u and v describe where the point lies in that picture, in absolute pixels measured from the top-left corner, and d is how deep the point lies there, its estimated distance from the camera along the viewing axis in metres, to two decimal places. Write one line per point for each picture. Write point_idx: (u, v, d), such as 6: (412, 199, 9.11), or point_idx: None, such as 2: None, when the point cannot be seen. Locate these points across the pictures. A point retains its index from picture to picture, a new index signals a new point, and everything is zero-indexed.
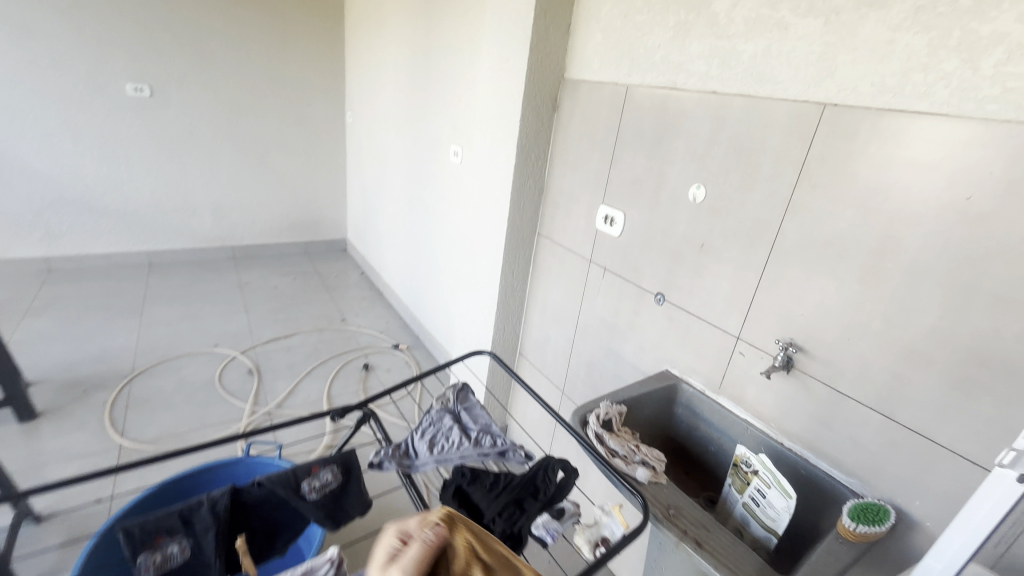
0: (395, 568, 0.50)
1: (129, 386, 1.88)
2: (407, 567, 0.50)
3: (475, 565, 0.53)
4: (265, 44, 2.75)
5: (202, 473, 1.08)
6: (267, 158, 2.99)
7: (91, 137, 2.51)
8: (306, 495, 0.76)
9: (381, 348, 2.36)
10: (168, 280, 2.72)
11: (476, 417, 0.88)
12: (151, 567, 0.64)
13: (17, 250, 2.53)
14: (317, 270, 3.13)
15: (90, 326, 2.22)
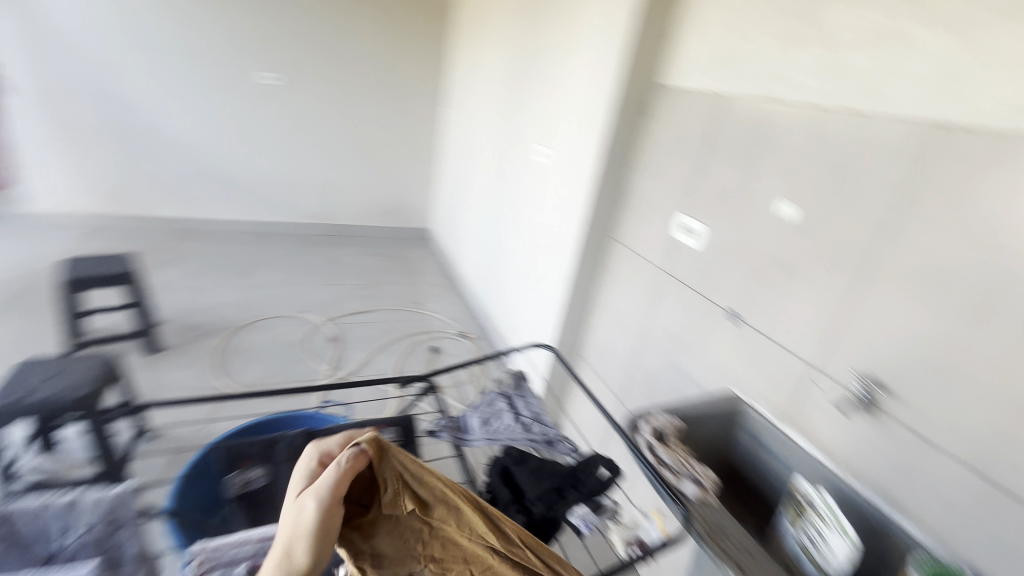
0: (314, 493, 0.59)
1: (232, 336, 2.13)
2: (324, 492, 0.59)
3: (399, 493, 0.62)
4: (379, 41, 2.97)
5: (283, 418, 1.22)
6: (368, 146, 3.23)
7: (228, 117, 2.87)
8: None
9: (449, 334, 2.47)
10: (273, 249, 3.03)
11: (529, 406, 0.91)
12: (236, 484, 0.77)
13: (160, 210, 2.95)
14: (400, 255, 3.32)
15: (208, 281, 2.54)
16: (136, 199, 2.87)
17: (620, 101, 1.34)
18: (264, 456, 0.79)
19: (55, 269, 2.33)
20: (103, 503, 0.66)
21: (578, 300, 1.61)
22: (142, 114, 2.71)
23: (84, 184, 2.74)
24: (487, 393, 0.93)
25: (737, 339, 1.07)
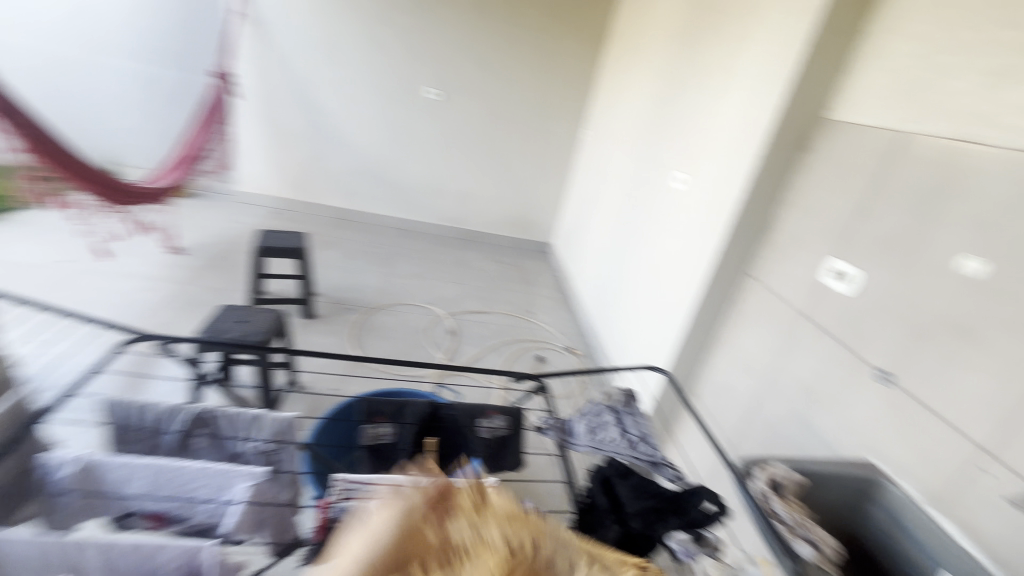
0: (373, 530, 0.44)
1: (369, 316, 2.41)
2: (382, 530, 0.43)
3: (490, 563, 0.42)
4: (532, 64, 3.18)
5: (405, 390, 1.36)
6: (507, 160, 3.45)
7: (394, 125, 3.27)
8: (479, 432, 0.90)
9: (557, 347, 2.51)
10: (411, 244, 3.36)
11: (637, 425, 0.90)
12: (368, 435, 0.88)
13: (328, 200, 3.45)
14: (520, 265, 3.47)
15: (356, 265, 2.90)
16: (312, 189, 3.39)
17: (777, 133, 1.28)
18: (396, 415, 0.89)
19: (249, 239, 2.85)
20: (274, 425, 0.79)
21: (699, 333, 1.54)
22: (330, 118, 3.21)
23: (278, 173, 3.31)
24: (596, 402, 0.94)
25: (885, 402, 0.95)
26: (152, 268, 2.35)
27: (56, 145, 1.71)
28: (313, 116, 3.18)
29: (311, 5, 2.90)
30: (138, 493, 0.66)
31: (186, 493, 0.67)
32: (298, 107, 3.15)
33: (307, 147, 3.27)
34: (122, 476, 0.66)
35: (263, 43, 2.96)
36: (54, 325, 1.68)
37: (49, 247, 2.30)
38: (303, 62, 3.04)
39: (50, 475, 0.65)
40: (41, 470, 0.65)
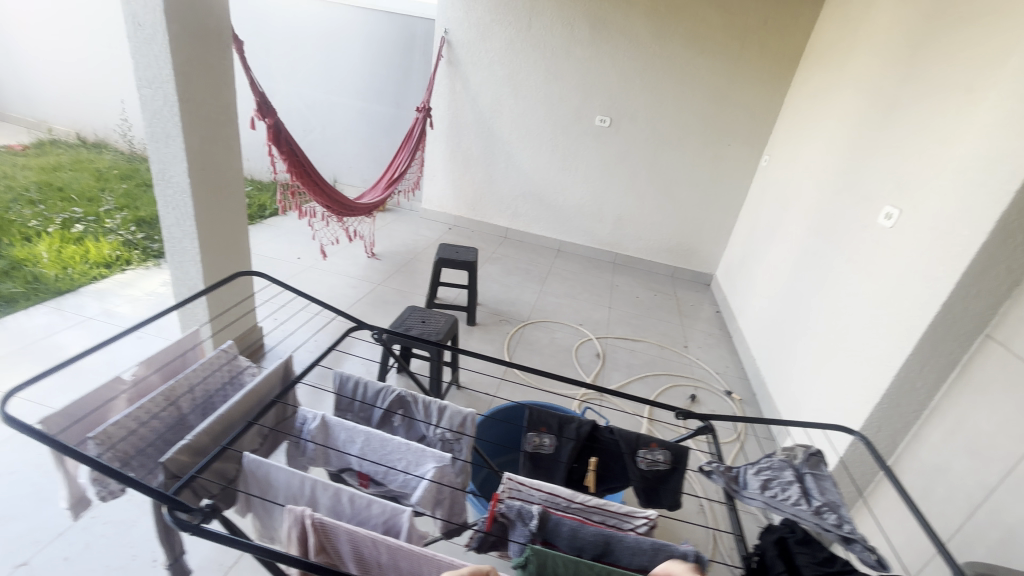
0: None
1: (522, 329, 2.55)
2: None
3: None
4: (710, 89, 3.06)
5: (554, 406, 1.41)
6: (672, 187, 3.35)
7: (562, 152, 3.43)
8: (639, 461, 0.89)
9: (713, 389, 2.33)
10: (567, 265, 3.47)
11: (825, 490, 0.78)
12: (531, 442, 0.93)
13: (494, 219, 3.75)
14: (677, 295, 3.33)
15: (515, 280, 3.10)
16: (483, 209, 3.73)
17: None
18: (558, 428, 0.93)
19: (427, 250, 3.25)
20: (455, 417, 0.89)
21: (906, 398, 1.29)
22: (504, 145, 3.50)
23: (456, 193, 3.73)
24: (772, 454, 0.85)
25: None
26: (356, 269, 2.83)
27: (308, 168, 2.17)
28: (491, 143, 3.51)
29: (500, 46, 3.23)
30: (355, 455, 0.81)
31: (388, 461, 0.80)
32: (479, 135, 3.50)
33: (483, 171, 3.61)
34: (346, 438, 0.81)
35: (457, 80, 3.38)
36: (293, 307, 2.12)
37: (290, 247, 2.93)
38: (487, 95, 3.38)
39: (302, 427, 0.83)
40: (297, 422, 0.84)
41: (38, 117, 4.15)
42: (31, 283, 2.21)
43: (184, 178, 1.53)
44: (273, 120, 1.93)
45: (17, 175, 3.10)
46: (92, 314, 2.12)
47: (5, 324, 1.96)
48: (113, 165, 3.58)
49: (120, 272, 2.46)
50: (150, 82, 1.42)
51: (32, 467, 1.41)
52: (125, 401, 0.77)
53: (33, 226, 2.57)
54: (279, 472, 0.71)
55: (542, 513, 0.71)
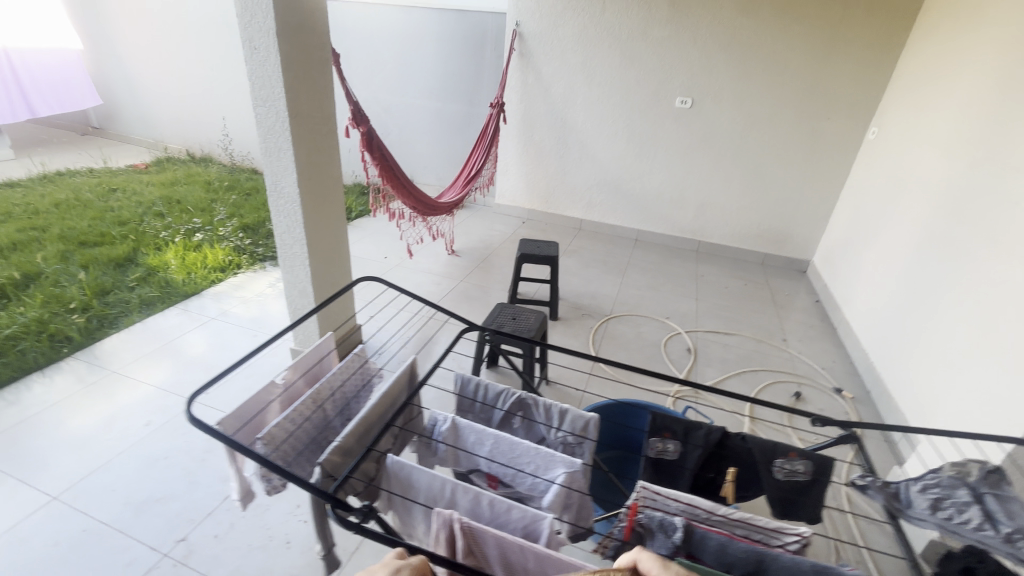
0: None
1: (607, 323, 2.50)
2: None
3: None
4: (806, 58, 2.80)
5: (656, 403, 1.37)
6: (762, 167, 3.12)
7: (639, 138, 3.30)
8: (776, 471, 0.84)
9: (820, 386, 2.17)
10: (647, 255, 3.35)
11: (1013, 511, 0.68)
12: (654, 448, 0.90)
13: (569, 211, 3.70)
14: (769, 284, 3.11)
15: (594, 273, 3.04)
16: (557, 201, 3.69)
17: None
18: (683, 433, 0.89)
19: (505, 245, 3.28)
20: (576, 420, 0.88)
21: None
22: (579, 135, 3.43)
23: (530, 187, 3.71)
24: (937, 468, 0.76)
25: None
26: (438, 266, 2.91)
27: (397, 171, 2.25)
28: (564, 134, 3.46)
29: (572, 33, 3.16)
30: (485, 457, 0.82)
31: (516, 464, 0.81)
32: (552, 127, 3.46)
33: (557, 163, 3.57)
34: (475, 440, 0.83)
35: (529, 73, 3.35)
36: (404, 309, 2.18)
37: (377, 247, 3.07)
38: (560, 85, 3.33)
39: (432, 428, 0.86)
40: (427, 424, 0.86)
41: (156, 137, 4.65)
42: (164, 287, 2.49)
43: (294, 188, 1.64)
44: (366, 127, 2.02)
45: (144, 190, 3.50)
46: (213, 315, 2.35)
47: (147, 325, 2.23)
48: (219, 177, 3.94)
49: (233, 275, 2.70)
50: (264, 100, 1.53)
51: (182, 452, 1.59)
52: (279, 403, 0.83)
53: (162, 236, 2.89)
54: (421, 473, 0.73)
55: (686, 526, 0.69)
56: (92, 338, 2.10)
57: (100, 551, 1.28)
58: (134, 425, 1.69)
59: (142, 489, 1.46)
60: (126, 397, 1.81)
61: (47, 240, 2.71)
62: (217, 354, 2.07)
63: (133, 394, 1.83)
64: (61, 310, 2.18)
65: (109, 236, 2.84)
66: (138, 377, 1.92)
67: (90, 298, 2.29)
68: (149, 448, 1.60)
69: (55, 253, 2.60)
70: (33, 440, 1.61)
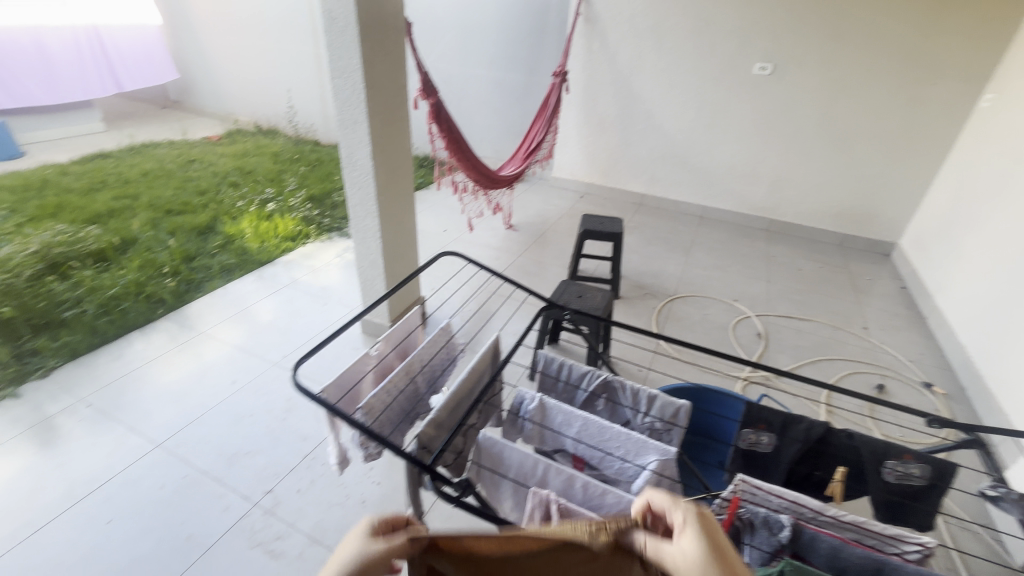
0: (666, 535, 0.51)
1: (671, 304, 2.42)
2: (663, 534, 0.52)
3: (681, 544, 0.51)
4: (911, 15, 2.50)
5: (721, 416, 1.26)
6: (848, 139, 2.86)
7: (710, 107, 3.10)
8: (886, 474, 0.78)
9: (907, 379, 2.01)
10: (712, 233, 3.19)
11: None
12: (747, 440, 0.87)
13: (630, 185, 3.57)
14: (848, 267, 2.89)
15: (656, 251, 2.93)
16: (617, 175, 3.57)
17: None
18: (780, 427, 0.85)
19: (563, 220, 3.22)
20: (667, 407, 0.85)
21: None
22: (644, 105, 3.26)
23: (589, 160, 3.60)
24: None
25: None
26: (497, 240, 2.90)
27: (462, 143, 2.24)
28: (629, 104, 3.30)
29: None
30: (572, 437, 0.82)
31: (605, 447, 0.80)
32: (616, 97, 3.31)
33: (620, 135, 3.42)
34: (563, 421, 0.82)
35: (595, 39, 3.20)
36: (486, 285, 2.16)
37: (436, 220, 3.10)
38: (627, 52, 3.16)
39: (519, 406, 0.86)
40: (514, 401, 0.86)
41: (227, 110, 4.86)
42: (241, 254, 2.64)
43: (368, 160, 1.67)
44: (435, 99, 2.01)
45: (219, 162, 3.68)
46: (286, 282, 2.46)
47: (228, 290, 2.37)
48: (285, 148, 4.08)
49: (303, 244, 2.81)
50: (341, 72, 1.54)
51: (265, 410, 1.70)
52: (373, 375, 0.87)
53: (238, 206, 3.04)
54: (513, 451, 0.74)
55: (795, 525, 0.66)
56: (182, 300, 2.26)
57: (201, 496, 1.41)
58: (222, 383, 1.81)
59: (233, 441, 1.58)
60: (213, 356, 1.94)
61: (138, 208, 2.91)
62: (291, 321, 2.18)
63: (218, 353, 1.96)
64: (154, 274, 2.36)
65: (191, 205, 3.02)
66: (222, 338, 2.05)
67: (178, 263, 2.46)
68: (236, 405, 1.72)
69: (146, 220, 2.79)
70: (135, 391, 1.77)
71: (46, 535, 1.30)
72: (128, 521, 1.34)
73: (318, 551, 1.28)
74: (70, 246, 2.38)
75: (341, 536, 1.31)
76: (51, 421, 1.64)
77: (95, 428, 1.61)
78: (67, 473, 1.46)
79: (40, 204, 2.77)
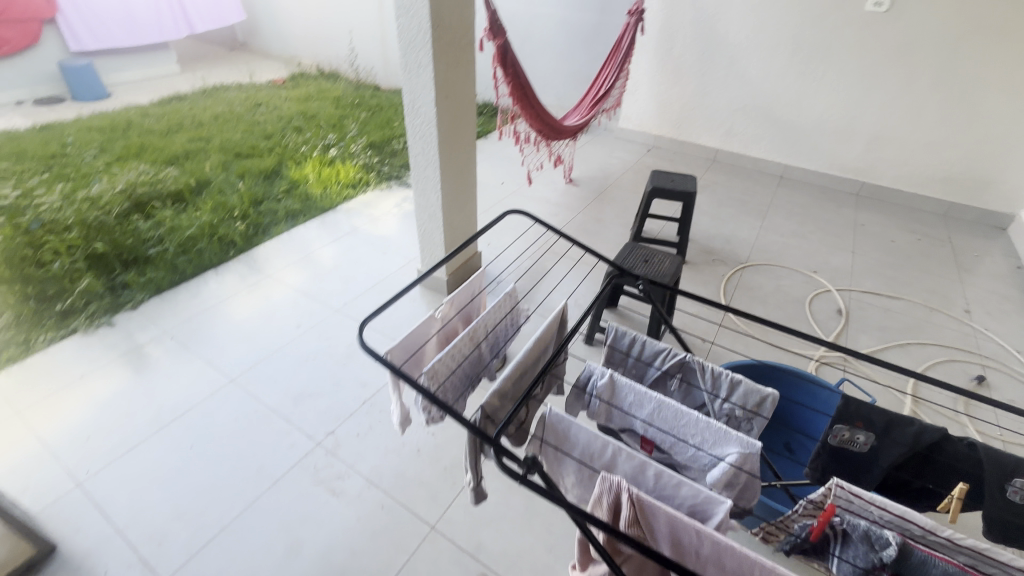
0: None
1: (741, 272, 2.25)
2: None
3: None
4: None
5: (786, 409, 1.15)
6: (975, 91, 2.44)
7: (807, 51, 2.72)
8: (1009, 493, 0.69)
9: (1011, 370, 1.79)
10: (793, 196, 2.91)
11: None
12: (839, 437, 0.77)
13: (703, 139, 3.28)
14: (951, 240, 2.56)
15: (728, 213, 2.72)
16: (690, 127, 3.28)
17: None
18: (884, 427, 0.75)
19: (627, 176, 3.03)
20: (751, 395, 0.78)
21: None
22: (728, 49, 2.92)
23: (660, 110, 3.33)
24: None
25: None
26: (557, 195, 2.79)
27: (527, 90, 2.10)
28: (710, 47, 2.96)
29: None
30: (643, 419, 0.77)
31: (679, 433, 0.75)
32: (696, 39, 2.97)
33: (696, 83, 3.11)
34: (635, 402, 0.77)
35: None
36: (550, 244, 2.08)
37: (494, 171, 3.01)
38: None
39: (586, 380, 0.81)
40: (581, 375, 0.82)
41: (290, 53, 4.87)
42: (305, 200, 2.68)
43: (431, 107, 1.59)
44: (501, 40, 1.87)
45: (283, 105, 3.72)
46: (346, 230, 2.50)
47: (293, 235, 2.43)
48: (347, 93, 4.05)
49: (363, 192, 2.83)
50: (407, 10, 1.44)
51: (327, 354, 1.76)
52: (437, 338, 0.90)
53: (302, 151, 3.08)
54: (581, 430, 0.70)
55: (903, 545, 0.60)
56: (251, 244, 2.35)
57: (271, 430, 1.50)
58: (288, 325, 1.89)
59: (299, 381, 1.66)
60: (279, 298, 2.03)
61: (211, 151, 3.02)
62: (350, 268, 2.22)
63: (284, 295, 2.04)
64: (227, 216, 2.45)
65: (258, 148, 3.09)
66: (286, 282, 2.13)
67: (247, 207, 2.54)
68: (301, 347, 1.79)
69: (217, 163, 2.89)
70: (209, 328, 1.87)
71: (140, 453, 1.44)
72: (206, 448, 1.45)
73: (375, 494, 1.34)
74: (152, 186, 2.50)
75: (397, 482, 1.36)
76: (143, 349, 1.78)
77: (178, 359, 1.74)
78: (154, 399, 1.60)
79: (125, 144, 2.93)
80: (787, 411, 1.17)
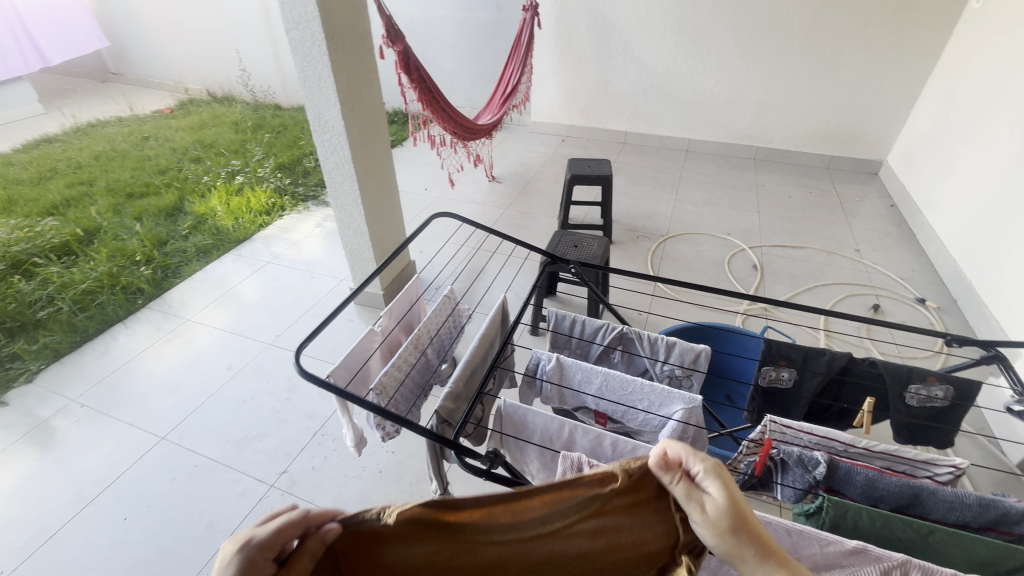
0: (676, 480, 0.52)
1: (665, 245, 2.38)
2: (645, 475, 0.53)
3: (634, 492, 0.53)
4: None
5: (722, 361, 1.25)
6: (836, 55, 2.73)
7: (690, 31, 2.91)
8: (909, 398, 0.79)
9: (900, 296, 2.05)
10: (699, 167, 3.13)
11: None
12: (767, 376, 0.86)
13: (612, 123, 3.43)
14: (837, 190, 2.86)
15: (645, 191, 2.86)
16: (599, 114, 3.42)
17: None
18: (801, 361, 0.84)
19: (546, 168, 3.10)
20: (686, 354, 0.83)
21: None
22: (621, 36, 3.06)
23: (568, 98, 3.43)
24: None
25: None
26: (481, 194, 2.80)
27: (436, 94, 2.08)
28: (605, 35, 3.08)
29: None
30: (593, 395, 0.81)
31: (628, 401, 0.79)
32: (592, 28, 3.08)
33: (597, 70, 3.23)
34: (583, 378, 0.80)
35: None
36: (483, 245, 2.10)
37: (415, 178, 2.97)
38: None
39: (535, 367, 0.83)
40: (530, 363, 0.84)
41: (174, 79, 4.51)
42: (215, 234, 2.49)
43: (339, 121, 1.55)
44: (402, 46, 1.84)
45: (175, 136, 3.45)
46: (266, 258, 2.36)
47: (208, 272, 2.27)
48: (245, 115, 3.81)
49: (280, 217, 2.67)
50: (296, 23, 1.39)
51: (267, 392, 1.66)
52: (380, 352, 0.89)
53: (204, 182, 2.87)
54: (537, 416, 0.73)
55: (830, 461, 0.67)
56: (161, 288, 2.16)
57: (215, 481, 1.40)
58: (217, 368, 1.76)
59: (240, 425, 1.55)
60: (202, 341, 1.88)
61: (97, 194, 2.73)
62: (277, 297, 2.10)
63: (207, 338, 1.90)
64: (127, 263, 2.23)
65: (153, 185, 2.84)
66: (207, 322, 1.98)
67: (151, 249, 2.33)
68: (235, 390, 1.67)
69: (107, 206, 2.63)
70: (124, 387, 1.70)
71: (65, 538, 1.29)
72: (145, 516, 1.33)
73: None
74: (30, 242, 2.23)
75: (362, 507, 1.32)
76: (46, 424, 1.59)
77: (93, 426, 1.57)
78: (71, 476, 1.43)
79: None
80: (720, 364, 1.26)
